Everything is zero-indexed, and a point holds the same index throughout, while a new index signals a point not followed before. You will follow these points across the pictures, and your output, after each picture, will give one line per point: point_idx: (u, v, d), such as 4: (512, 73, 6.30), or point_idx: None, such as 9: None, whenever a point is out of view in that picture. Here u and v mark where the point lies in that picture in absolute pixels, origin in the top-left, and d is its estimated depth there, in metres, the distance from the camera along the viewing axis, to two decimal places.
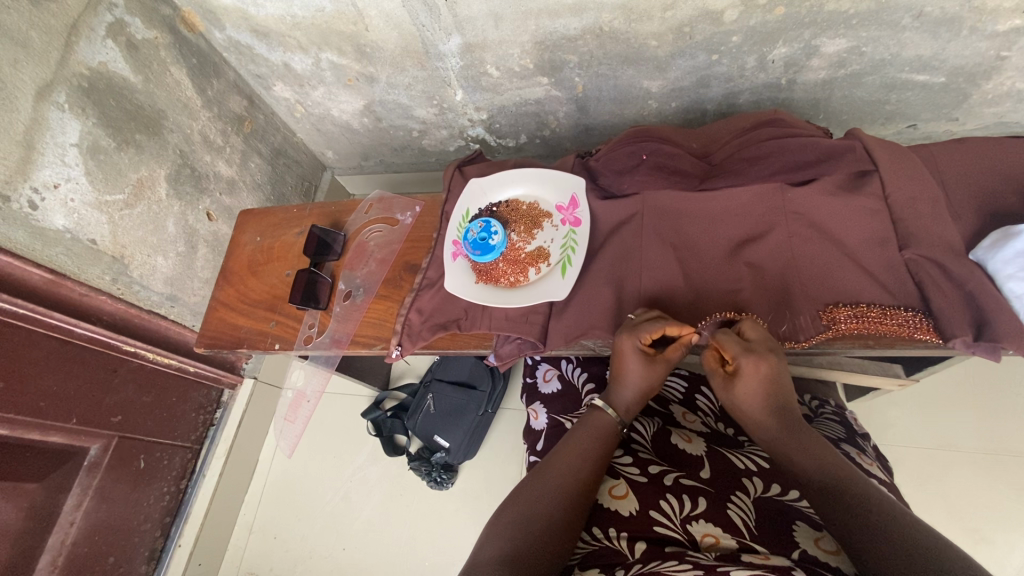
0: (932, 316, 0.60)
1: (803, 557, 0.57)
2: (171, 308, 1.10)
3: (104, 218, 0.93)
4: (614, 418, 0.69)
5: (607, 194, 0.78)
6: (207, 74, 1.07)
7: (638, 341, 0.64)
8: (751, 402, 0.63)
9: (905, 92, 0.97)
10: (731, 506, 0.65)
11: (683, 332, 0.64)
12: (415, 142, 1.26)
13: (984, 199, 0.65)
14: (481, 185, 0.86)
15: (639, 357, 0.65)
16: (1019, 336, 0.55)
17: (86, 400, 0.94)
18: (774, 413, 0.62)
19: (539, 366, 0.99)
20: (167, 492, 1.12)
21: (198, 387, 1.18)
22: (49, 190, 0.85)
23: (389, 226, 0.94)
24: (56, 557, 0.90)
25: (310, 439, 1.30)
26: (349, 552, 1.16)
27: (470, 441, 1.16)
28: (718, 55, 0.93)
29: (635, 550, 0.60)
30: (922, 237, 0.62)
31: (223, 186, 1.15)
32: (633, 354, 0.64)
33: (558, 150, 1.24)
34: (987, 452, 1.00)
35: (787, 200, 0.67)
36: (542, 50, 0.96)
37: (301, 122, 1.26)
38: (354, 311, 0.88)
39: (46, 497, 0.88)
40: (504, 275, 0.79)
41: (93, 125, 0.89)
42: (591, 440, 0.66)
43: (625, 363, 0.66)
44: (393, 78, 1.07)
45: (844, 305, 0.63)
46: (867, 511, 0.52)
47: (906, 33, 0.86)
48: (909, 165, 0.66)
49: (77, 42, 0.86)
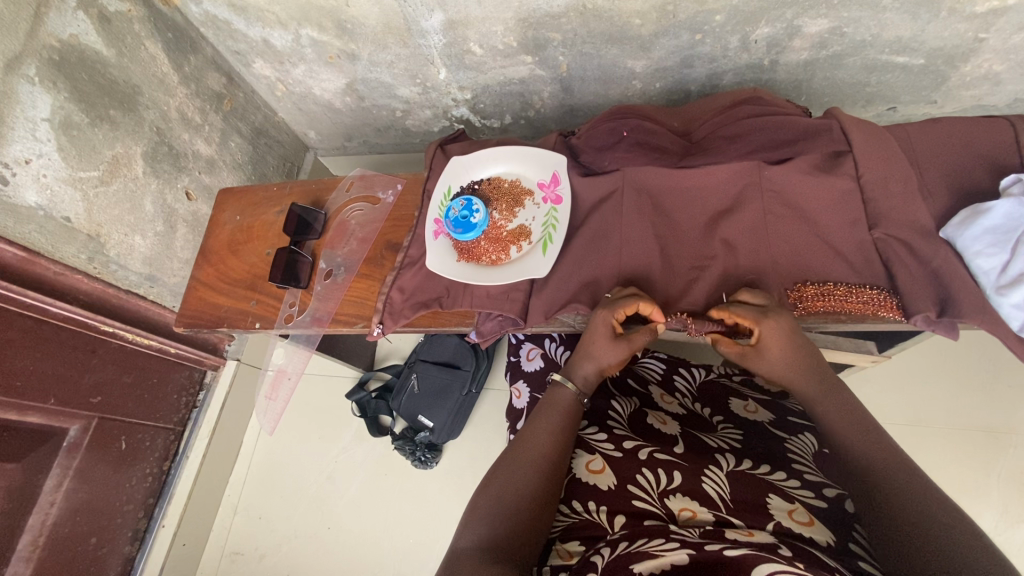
0: (897, 294, 0.61)
1: (778, 529, 0.59)
2: (150, 288, 1.09)
3: (78, 195, 0.92)
4: (572, 392, 0.69)
5: (588, 171, 0.79)
6: (184, 49, 1.04)
7: (609, 314, 0.66)
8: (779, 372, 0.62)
9: (885, 74, 0.98)
10: (705, 481, 0.66)
11: (656, 315, 0.65)
12: (398, 122, 1.25)
13: (957, 177, 0.66)
14: (462, 162, 0.85)
15: (606, 333, 0.66)
16: (977, 310, 0.57)
17: (63, 381, 0.93)
18: (805, 373, 0.60)
19: (522, 345, 0.99)
20: (150, 473, 1.12)
21: (180, 368, 1.17)
22: (20, 165, 0.83)
23: (371, 205, 0.93)
24: (37, 537, 0.90)
25: (294, 420, 1.30)
26: (334, 530, 1.17)
27: (454, 421, 1.17)
28: (701, 35, 0.93)
29: (614, 524, 0.61)
30: (892, 217, 0.63)
31: (203, 165, 1.13)
32: (603, 327, 0.66)
33: (543, 131, 1.23)
34: (956, 427, 1.02)
35: (764, 177, 0.68)
36: (525, 27, 0.95)
37: (282, 101, 1.24)
38: (334, 290, 0.88)
39: (25, 478, 0.87)
40: (485, 253, 0.79)
41: (65, 100, 0.87)
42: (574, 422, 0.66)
43: (595, 337, 0.67)
44: (375, 55, 1.05)
45: (814, 283, 0.64)
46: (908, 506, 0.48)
47: (887, 13, 0.86)
48: (883, 144, 0.66)
49: (46, 13, 0.83)
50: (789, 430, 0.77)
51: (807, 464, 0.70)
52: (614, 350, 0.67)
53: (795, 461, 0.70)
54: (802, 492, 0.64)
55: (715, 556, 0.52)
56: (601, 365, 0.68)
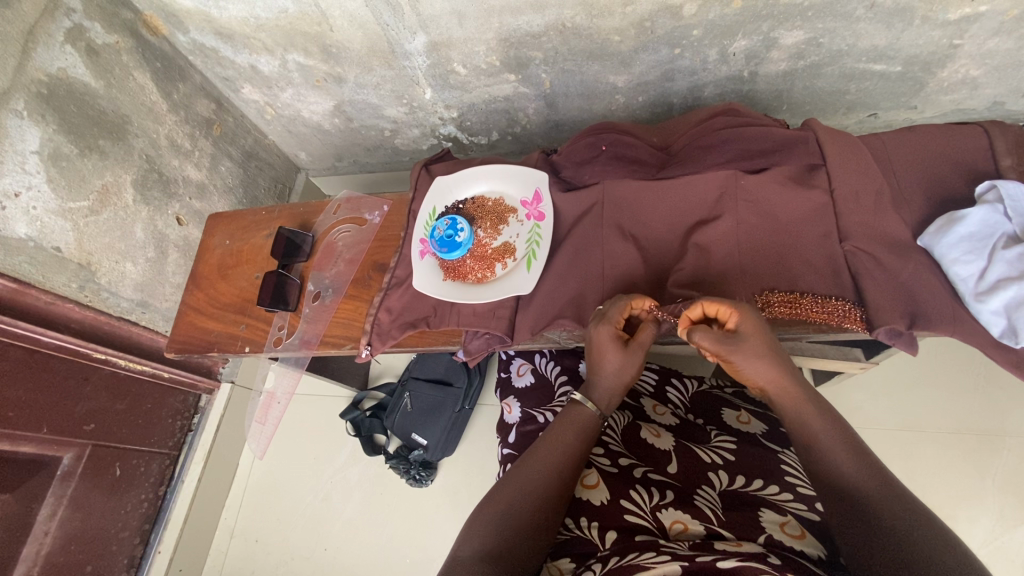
0: (863, 307, 0.61)
1: (769, 541, 0.59)
2: (142, 314, 1.10)
3: (68, 226, 0.93)
4: (593, 411, 0.68)
5: (569, 186, 0.79)
6: (172, 78, 1.06)
7: (610, 325, 0.64)
8: (762, 368, 0.57)
9: (864, 82, 0.99)
10: (699, 497, 0.67)
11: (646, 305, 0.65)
12: (387, 142, 1.27)
13: (931, 186, 0.67)
14: (446, 182, 0.86)
15: (618, 350, 0.65)
16: (948, 319, 0.59)
17: (55, 410, 0.93)
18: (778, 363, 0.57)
19: (512, 361, 1.00)
20: (145, 499, 1.12)
21: (175, 393, 1.17)
22: (10, 199, 0.84)
23: (358, 226, 0.94)
24: (32, 567, 0.90)
25: (290, 440, 1.30)
26: (332, 551, 1.17)
27: (448, 438, 1.17)
28: (680, 49, 0.95)
29: (606, 539, 0.61)
30: (860, 231, 0.63)
31: (193, 190, 1.14)
32: (608, 340, 0.65)
33: (529, 146, 1.24)
34: (950, 431, 1.02)
35: (740, 188, 0.68)
36: (506, 47, 0.97)
37: (272, 124, 1.26)
38: (323, 312, 0.89)
39: (18, 508, 0.88)
40: (471, 271, 0.80)
41: (54, 132, 0.88)
42: (570, 438, 0.66)
43: (602, 352, 0.66)
44: (361, 78, 1.07)
45: (780, 291, 0.64)
46: (884, 514, 0.49)
47: (861, 23, 0.87)
48: (856, 154, 0.67)
49: (34, 47, 0.85)
50: (780, 443, 0.76)
51: (799, 477, 0.69)
52: (631, 360, 0.66)
53: (788, 473, 0.69)
54: (793, 505, 0.64)
55: (707, 566, 0.52)
56: (618, 378, 0.67)
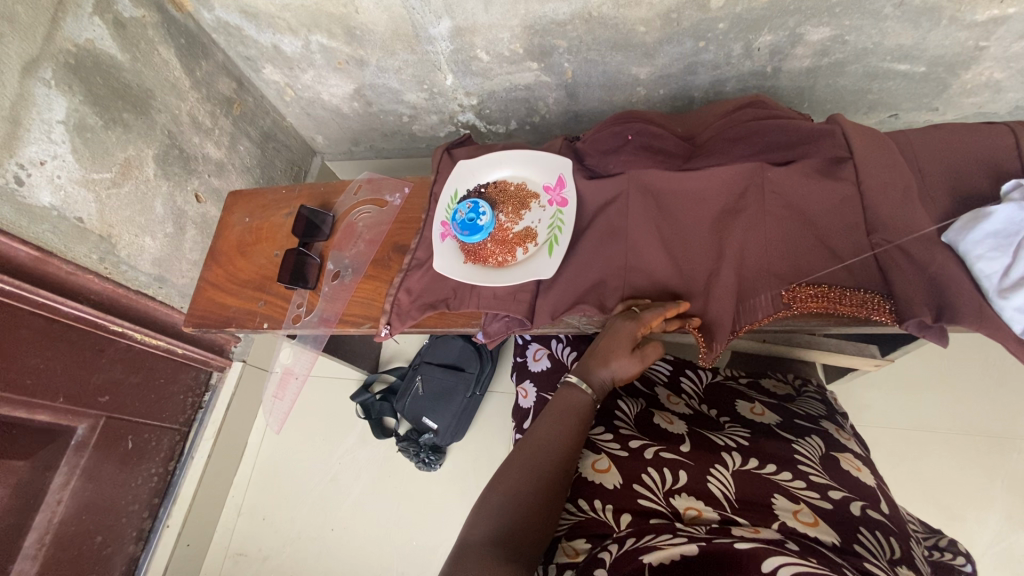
0: (892, 299, 0.61)
1: (784, 528, 0.59)
2: (158, 289, 1.10)
3: (91, 197, 0.93)
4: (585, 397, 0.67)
5: (593, 173, 0.80)
6: (196, 55, 1.06)
7: (638, 324, 0.65)
8: None
9: (887, 82, 0.99)
10: (711, 478, 0.66)
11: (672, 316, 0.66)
12: (405, 128, 1.27)
13: (958, 182, 0.67)
14: (469, 166, 0.87)
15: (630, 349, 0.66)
16: (975, 315, 0.56)
17: (72, 379, 0.94)
18: None
19: (529, 345, 1.00)
20: (155, 473, 1.12)
21: (187, 369, 1.18)
22: (35, 167, 0.85)
23: (378, 207, 0.94)
24: (44, 535, 0.91)
25: (299, 421, 1.31)
26: (337, 532, 1.18)
27: (457, 423, 1.17)
28: (704, 42, 0.95)
29: (621, 522, 0.62)
30: (890, 223, 0.63)
31: (212, 168, 1.15)
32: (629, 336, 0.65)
33: (548, 137, 1.24)
34: (959, 432, 1.01)
35: (767, 179, 0.69)
36: (531, 34, 0.97)
37: (291, 105, 1.26)
38: (342, 291, 0.89)
39: (32, 475, 0.88)
40: (492, 255, 0.80)
41: (80, 103, 0.89)
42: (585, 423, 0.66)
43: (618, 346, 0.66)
44: (384, 61, 1.07)
45: (806, 285, 0.64)
46: None
47: (888, 22, 0.87)
48: (882, 149, 0.67)
49: (63, 18, 0.85)
50: (795, 433, 0.76)
51: (812, 467, 0.70)
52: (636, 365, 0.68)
53: (802, 462, 0.70)
54: (807, 493, 0.65)
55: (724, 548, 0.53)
56: (618, 375, 0.68)
